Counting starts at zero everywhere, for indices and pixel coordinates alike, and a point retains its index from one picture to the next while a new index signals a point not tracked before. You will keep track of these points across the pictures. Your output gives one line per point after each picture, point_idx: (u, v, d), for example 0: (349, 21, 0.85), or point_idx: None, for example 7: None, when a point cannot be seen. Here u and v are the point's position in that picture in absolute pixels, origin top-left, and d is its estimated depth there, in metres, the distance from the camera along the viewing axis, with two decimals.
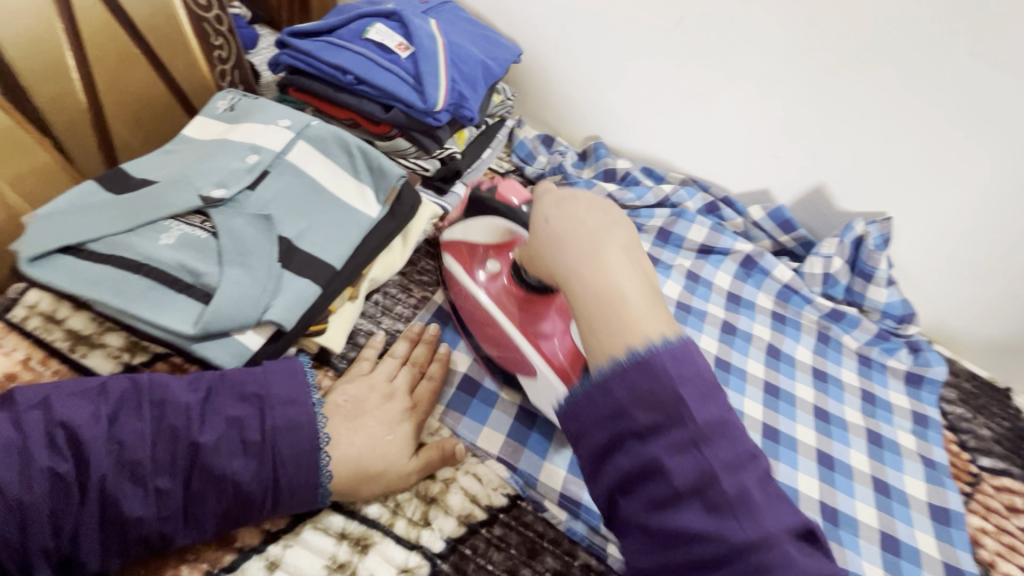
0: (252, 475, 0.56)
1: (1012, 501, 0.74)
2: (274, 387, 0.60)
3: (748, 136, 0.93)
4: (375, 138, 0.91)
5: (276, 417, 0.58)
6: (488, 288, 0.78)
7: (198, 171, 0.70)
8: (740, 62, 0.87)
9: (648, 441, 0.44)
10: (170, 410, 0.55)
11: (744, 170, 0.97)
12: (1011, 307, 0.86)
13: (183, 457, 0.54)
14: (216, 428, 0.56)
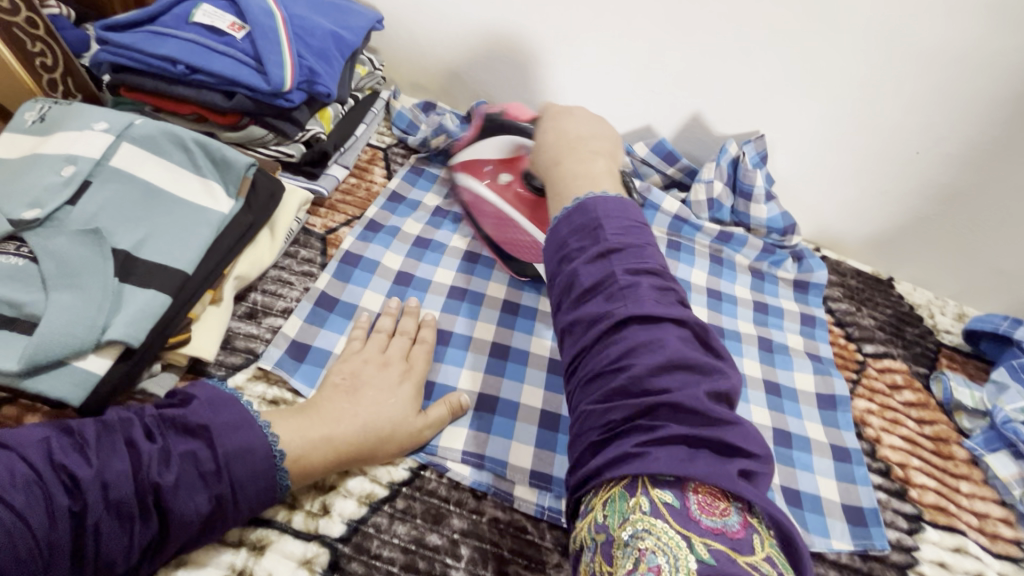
0: (162, 500, 0.45)
1: (892, 379, 0.83)
2: (218, 414, 0.49)
3: (621, 74, 0.96)
4: (222, 131, 0.78)
5: (229, 445, 0.48)
6: (500, 192, 0.74)
7: (6, 194, 0.55)
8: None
9: (611, 259, 0.48)
10: (38, 460, 0.42)
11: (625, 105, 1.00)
12: (878, 203, 0.96)
13: (133, 501, 0.44)
14: (101, 469, 0.44)
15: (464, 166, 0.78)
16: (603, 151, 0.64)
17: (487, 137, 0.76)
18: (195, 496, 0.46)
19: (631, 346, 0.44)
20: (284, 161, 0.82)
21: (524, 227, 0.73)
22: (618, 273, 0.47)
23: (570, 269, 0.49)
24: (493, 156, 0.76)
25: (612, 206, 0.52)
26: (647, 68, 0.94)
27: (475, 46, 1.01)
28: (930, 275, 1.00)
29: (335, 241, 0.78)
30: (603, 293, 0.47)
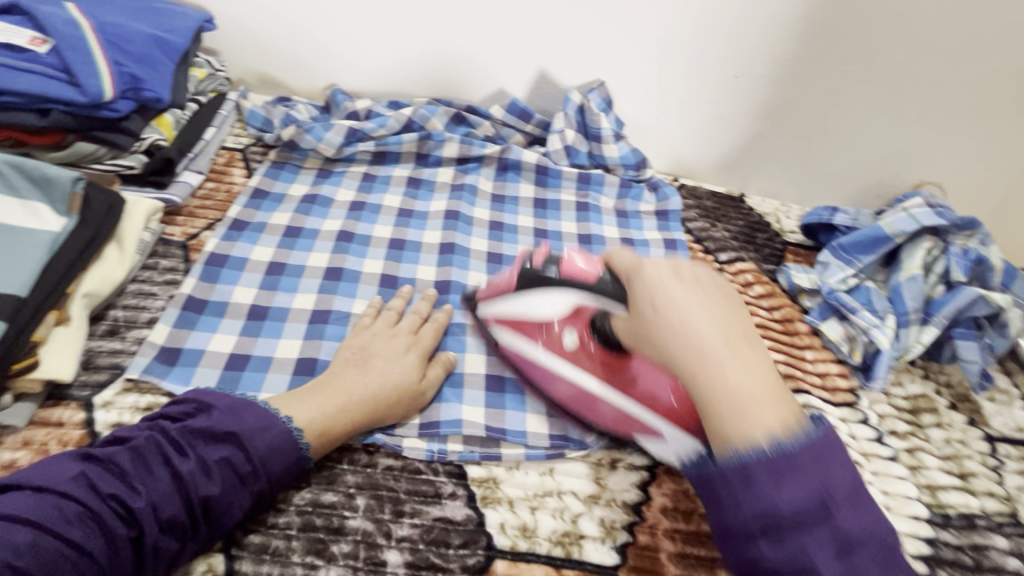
0: (210, 508, 0.48)
1: (744, 279, 0.94)
2: (239, 423, 0.52)
3: (464, 43, 1.00)
4: (44, 153, 0.74)
5: (259, 446, 0.52)
6: (566, 356, 0.66)
7: None
8: None
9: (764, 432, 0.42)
10: (63, 508, 0.44)
11: (475, 72, 1.03)
12: (717, 128, 1.05)
13: (186, 511, 0.47)
14: (145, 495, 0.46)
15: (509, 323, 0.70)
16: (745, 301, 0.48)
17: (534, 289, 0.67)
18: (229, 498, 0.49)
19: (800, 549, 0.40)
20: (124, 174, 0.78)
21: (582, 367, 0.65)
22: (757, 438, 0.43)
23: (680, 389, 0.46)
24: (554, 312, 0.67)
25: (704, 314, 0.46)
26: (485, 32, 0.98)
27: (318, 35, 1.01)
28: (777, 188, 1.11)
29: (198, 245, 0.78)
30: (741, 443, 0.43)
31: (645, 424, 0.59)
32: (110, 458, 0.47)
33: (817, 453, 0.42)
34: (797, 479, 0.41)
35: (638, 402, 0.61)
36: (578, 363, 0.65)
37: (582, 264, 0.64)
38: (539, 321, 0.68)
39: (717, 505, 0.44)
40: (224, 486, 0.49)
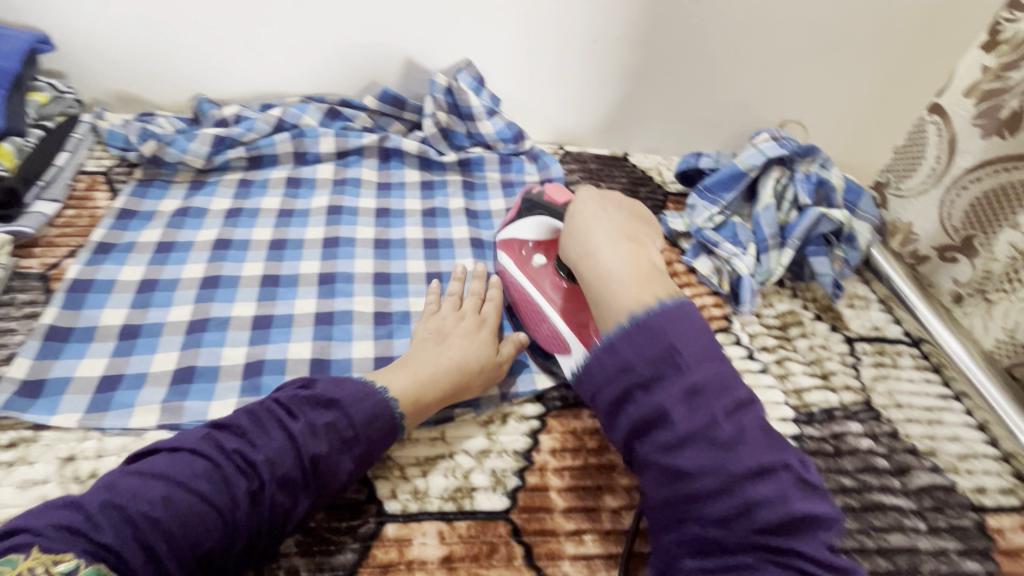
0: (319, 468, 0.40)
1: None
2: (340, 390, 0.44)
3: (697, 123, 0.93)
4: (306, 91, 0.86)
5: (357, 412, 0.43)
6: (528, 271, 0.58)
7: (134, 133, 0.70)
8: (702, 50, 0.84)
9: (668, 338, 0.40)
10: (172, 468, 0.37)
11: (693, 146, 0.96)
12: None
13: (296, 471, 0.40)
14: (263, 449, 0.39)
15: (505, 243, 0.61)
16: (629, 236, 0.49)
17: (528, 215, 0.58)
18: (336, 462, 0.41)
19: (685, 413, 0.37)
20: None
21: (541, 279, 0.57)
22: (646, 333, 0.40)
23: (595, 333, 0.42)
24: (533, 234, 0.59)
25: (640, 269, 0.45)
26: (736, 110, 0.91)
27: None
28: None
29: None
30: (636, 353, 0.40)
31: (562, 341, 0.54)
32: (210, 361, 0.52)
33: (701, 351, 0.39)
34: (682, 379, 0.38)
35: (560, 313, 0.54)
36: (536, 280, 0.57)
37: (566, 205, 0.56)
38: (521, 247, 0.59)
39: (592, 380, 0.42)
40: (331, 444, 0.41)
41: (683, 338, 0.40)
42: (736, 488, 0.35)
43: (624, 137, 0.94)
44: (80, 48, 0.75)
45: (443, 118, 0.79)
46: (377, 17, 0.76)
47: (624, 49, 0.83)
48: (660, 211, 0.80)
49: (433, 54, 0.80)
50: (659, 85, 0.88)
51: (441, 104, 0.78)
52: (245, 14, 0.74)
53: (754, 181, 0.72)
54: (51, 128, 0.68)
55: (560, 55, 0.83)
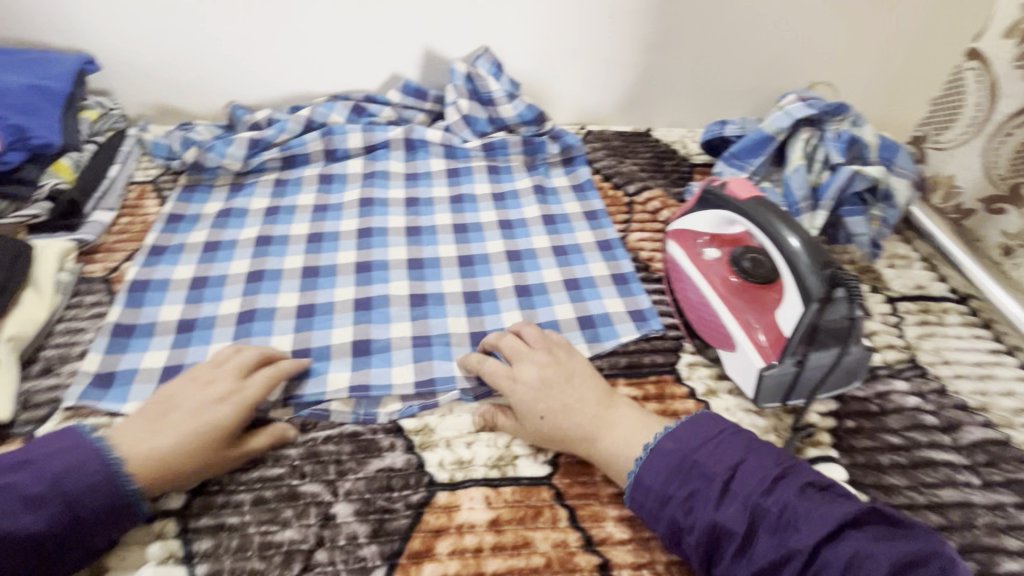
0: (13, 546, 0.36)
1: None
2: (64, 461, 0.39)
3: (721, 91, 0.91)
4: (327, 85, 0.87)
5: (69, 484, 0.38)
6: (710, 268, 0.58)
7: (179, 143, 0.75)
8: (722, 16, 0.82)
9: (775, 492, 0.38)
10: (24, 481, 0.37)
11: (717, 115, 0.95)
12: None
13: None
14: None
15: (676, 235, 0.63)
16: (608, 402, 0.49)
17: (699, 208, 0.60)
18: (21, 533, 0.36)
19: (859, 566, 0.34)
20: None
21: (710, 271, 0.58)
22: (755, 500, 0.38)
23: (698, 522, 0.39)
24: (709, 227, 0.60)
25: (691, 430, 0.43)
26: (760, 76, 0.90)
27: None
28: None
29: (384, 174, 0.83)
30: (766, 529, 0.37)
31: (722, 331, 0.54)
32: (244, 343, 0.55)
33: (818, 496, 0.38)
34: (830, 523, 0.36)
35: (750, 339, 0.51)
36: (710, 274, 0.57)
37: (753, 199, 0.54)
38: (698, 234, 0.60)
39: None
40: (32, 520, 0.36)
41: (821, 496, 0.38)
42: None
43: (645, 113, 0.93)
44: (121, 65, 0.79)
45: (465, 106, 0.80)
46: (394, 12, 0.78)
47: (642, 22, 0.82)
48: (686, 184, 0.80)
49: (450, 44, 0.82)
50: (679, 56, 0.87)
51: (462, 91, 0.80)
52: (270, 21, 0.77)
53: (783, 144, 0.71)
54: (101, 144, 0.72)
55: (576, 35, 0.83)
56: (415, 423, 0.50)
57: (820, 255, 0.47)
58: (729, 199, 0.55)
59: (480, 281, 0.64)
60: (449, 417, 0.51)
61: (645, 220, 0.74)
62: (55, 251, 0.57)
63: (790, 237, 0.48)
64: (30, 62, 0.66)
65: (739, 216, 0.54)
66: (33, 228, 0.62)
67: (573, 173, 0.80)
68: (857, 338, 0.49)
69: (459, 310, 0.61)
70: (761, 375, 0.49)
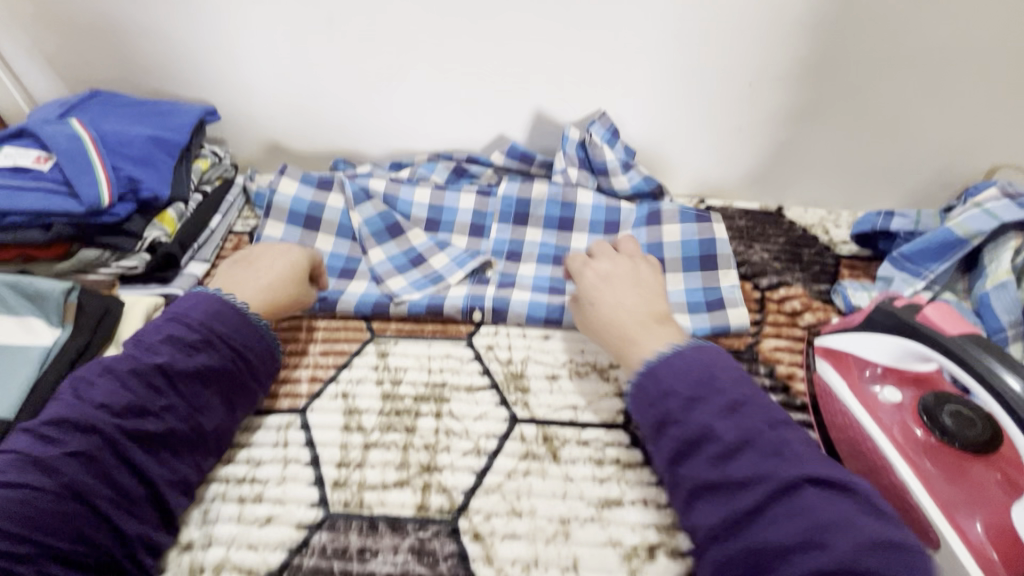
0: (167, 379, 0.42)
1: None
2: (204, 312, 0.45)
3: (878, 167, 0.78)
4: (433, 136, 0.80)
5: (222, 324, 0.45)
6: (884, 413, 0.45)
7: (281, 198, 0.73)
8: (893, 85, 0.69)
9: (776, 428, 0.38)
10: (115, 389, 0.40)
11: (865, 196, 0.81)
12: None
13: (157, 378, 0.41)
14: (169, 351, 0.43)
15: (830, 353, 0.50)
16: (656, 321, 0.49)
17: (876, 331, 0.46)
18: (187, 360, 0.43)
19: (801, 514, 0.33)
20: None
21: (884, 415, 0.45)
22: (757, 426, 0.38)
23: (699, 416, 0.39)
24: (886, 357, 0.46)
25: (698, 356, 0.42)
26: (926, 154, 0.75)
27: None
28: None
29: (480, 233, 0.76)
30: (755, 447, 0.37)
31: (908, 509, 0.41)
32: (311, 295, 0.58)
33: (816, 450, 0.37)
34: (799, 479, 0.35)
35: (961, 536, 0.38)
36: (884, 421, 0.45)
37: (968, 337, 0.41)
38: (867, 362, 0.48)
39: (704, 487, 0.37)
40: (175, 352, 0.43)
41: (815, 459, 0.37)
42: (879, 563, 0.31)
43: (777, 188, 0.81)
44: (237, 112, 0.79)
45: (574, 175, 0.71)
46: (511, 72, 0.72)
47: (789, 90, 0.71)
48: (833, 281, 0.66)
49: (564, 106, 0.75)
50: (830, 128, 0.74)
51: (573, 159, 0.72)
52: (381, 77, 0.74)
53: (978, 249, 0.56)
54: (208, 193, 0.71)
55: (708, 101, 0.73)
56: (492, 573, 0.41)
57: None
58: (930, 332, 0.42)
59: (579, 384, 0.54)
60: (534, 570, 0.41)
61: (782, 323, 0.61)
62: (144, 306, 0.54)
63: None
64: (155, 113, 0.67)
65: (941, 357, 0.41)
66: (128, 278, 0.60)
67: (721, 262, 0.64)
68: None
69: (550, 415, 0.51)
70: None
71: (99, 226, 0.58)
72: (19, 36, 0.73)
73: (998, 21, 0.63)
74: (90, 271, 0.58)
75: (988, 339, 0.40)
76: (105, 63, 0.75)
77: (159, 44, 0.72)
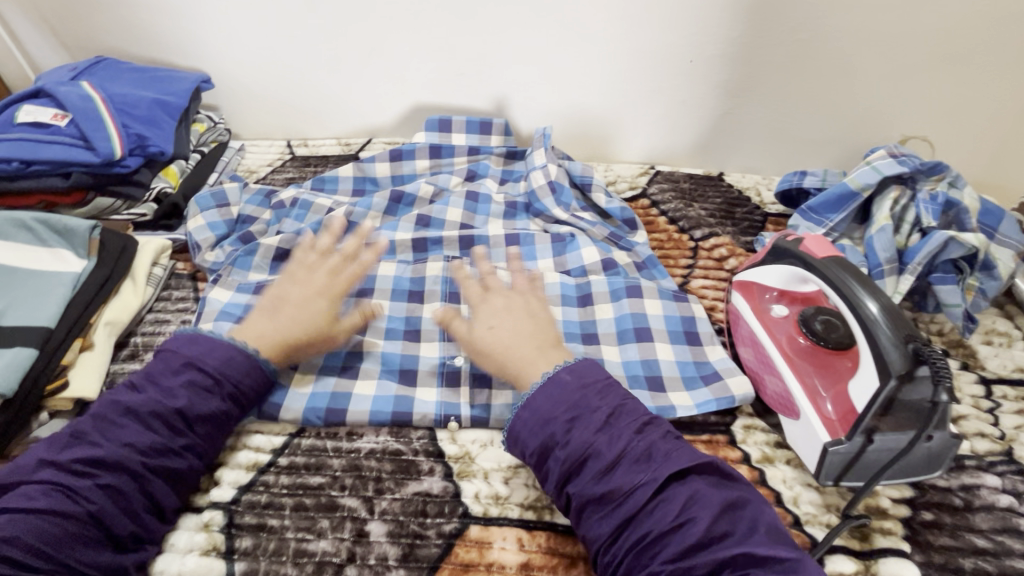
0: (186, 418, 0.45)
1: None
2: (214, 357, 0.48)
3: (804, 137, 0.88)
4: (409, 106, 0.88)
5: (215, 362, 0.48)
6: (774, 326, 0.56)
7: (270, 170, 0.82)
8: (810, 63, 0.80)
9: (645, 432, 0.43)
10: (138, 431, 0.44)
11: (795, 163, 0.91)
12: None
13: (169, 422, 0.45)
14: (180, 399, 0.46)
15: (739, 284, 0.61)
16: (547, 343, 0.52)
17: (772, 261, 0.57)
18: (200, 406, 0.46)
19: (672, 503, 0.40)
20: None
21: (773, 328, 0.56)
22: (630, 436, 0.42)
23: (578, 437, 0.43)
24: (779, 282, 0.57)
25: (588, 368, 0.47)
26: (846, 125, 0.86)
27: None
28: None
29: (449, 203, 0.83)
30: (630, 458, 0.41)
31: (783, 393, 0.52)
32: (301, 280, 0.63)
33: (675, 442, 0.43)
34: (629, 456, 0.41)
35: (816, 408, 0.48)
36: (774, 332, 0.56)
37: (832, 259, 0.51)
38: (767, 288, 0.58)
39: (592, 502, 0.41)
40: (192, 397, 0.46)
41: (674, 441, 0.43)
42: (713, 542, 0.38)
43: (719, 156, 0.91)
44: (230, 83, 0.86)
45: (554, 172, 0.76)
46: (478, 47, 0.80)
47: (724, 67, 0.81)
48: (757, 234, 0.77)
49: (527, 79, 0.84)
50: (761, 101, 0.84)
51: (552, 157, 0.77)
52: (360, 51, 0.81)
53: (868, 201, 0.67)
54: (205, 154, 0.78)
55: (653, 77, 0.83)
56: (455, 449, 0.50)
57: (902, 327, 0.43)
58: (806, 257, 0.52)
59: None
60: (490, 447, 0.51)
61: (710, 268, 0.72)
62: (155, 246, 0.62)
63: (869, 304, 0.45)
64: (155, 79, 0.74)
65: (812, 275, 0.51)
66: (140, 225, 0.69)
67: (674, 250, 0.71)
68: (945, 425, 0.44)
69: None
70: (825, 450, 0.45)
71: (113, 177, 0.66)
72: (29, 12, 0.80)
73: (893, 7, 0.74)
74: (103, 218, 0.67)
75: (846, 260, 0.50)
76: (105, 36, 0.81)
77: (156, 18, 0.79)
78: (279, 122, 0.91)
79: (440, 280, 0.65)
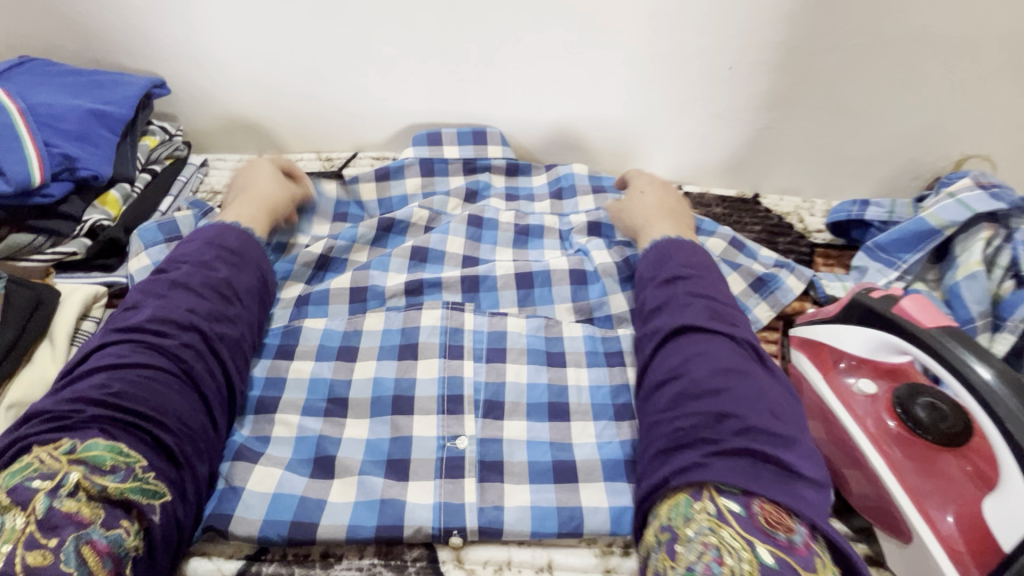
0: (186, 325, 0.43)
1: None
2: (201, 274, 0.47)
3: (854, 155, 0.76)
4: (400, 114, 0.75)
5: (218, 274, 0.47)
6: (857, 406, 0.45)
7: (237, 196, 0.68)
8: (868, 71, 0.68)
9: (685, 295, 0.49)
10: (136, 346, 0.41)
11: (841, 183, 0.80)
12: None
13: (178, 328, 0.43)
14: (160, 307, 0.43)
15: (807, 344, 0.50)
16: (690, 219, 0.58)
17: (853, 324, 0.45)
18: (220, 292, 0.46)
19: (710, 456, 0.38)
20: None
21: (856, 408, 0.45)
22: (693, 382, 0.42)
23: (663, 385, 0.44)
24: (861, 351, 0.45)
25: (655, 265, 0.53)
26: (904, 143, 0.74)
27: None
28: None
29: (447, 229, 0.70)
30: (685, 389, 0.42)
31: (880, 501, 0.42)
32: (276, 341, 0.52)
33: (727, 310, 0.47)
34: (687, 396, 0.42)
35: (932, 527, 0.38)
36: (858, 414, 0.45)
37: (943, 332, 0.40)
38: (846, 355, 0.47)
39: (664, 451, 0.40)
40: (179, 309, 0.44)
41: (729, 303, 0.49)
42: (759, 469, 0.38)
43: (755, 175, 0.80)
44: (185, 86, 0.73)
45: None
46: (480, 49, 0.68)
47: (767, 75, 0.69)
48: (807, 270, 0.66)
49: (537, 88, 0.71)
50: (808, 115, 0.73)
51: None
52: (341, 51, 0.69)
53: (951, 240, 0.56)
54: (156, 175, 0.65)
55: (683, 86, 0.71)
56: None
57: None
58: (908, 326, 0.41)
59: (529, 370, 0.51)
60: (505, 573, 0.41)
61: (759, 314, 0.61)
62: (81, 297, 0.49)
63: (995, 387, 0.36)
64: (96, 85, 0.61)
65: (916, 351, 0.40)
66: (69, 263, 0.57)
67: (770, 295, 0.60)
68: None
69: (508, 395, 0.50)
70: None
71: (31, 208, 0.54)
72: None
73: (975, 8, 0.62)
74: (20, 258, 0.55)
75: (965, 333, 0.39)
76: (35, 27, 0.68)
77: (95, 10, 0.66)
78: (247, 132, 0.78)
79: (438, 331, 0.53)
